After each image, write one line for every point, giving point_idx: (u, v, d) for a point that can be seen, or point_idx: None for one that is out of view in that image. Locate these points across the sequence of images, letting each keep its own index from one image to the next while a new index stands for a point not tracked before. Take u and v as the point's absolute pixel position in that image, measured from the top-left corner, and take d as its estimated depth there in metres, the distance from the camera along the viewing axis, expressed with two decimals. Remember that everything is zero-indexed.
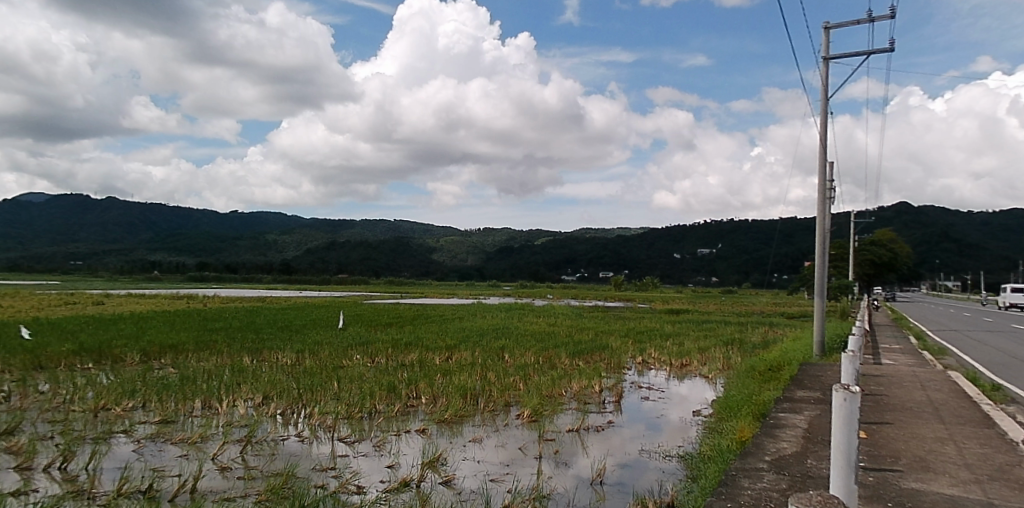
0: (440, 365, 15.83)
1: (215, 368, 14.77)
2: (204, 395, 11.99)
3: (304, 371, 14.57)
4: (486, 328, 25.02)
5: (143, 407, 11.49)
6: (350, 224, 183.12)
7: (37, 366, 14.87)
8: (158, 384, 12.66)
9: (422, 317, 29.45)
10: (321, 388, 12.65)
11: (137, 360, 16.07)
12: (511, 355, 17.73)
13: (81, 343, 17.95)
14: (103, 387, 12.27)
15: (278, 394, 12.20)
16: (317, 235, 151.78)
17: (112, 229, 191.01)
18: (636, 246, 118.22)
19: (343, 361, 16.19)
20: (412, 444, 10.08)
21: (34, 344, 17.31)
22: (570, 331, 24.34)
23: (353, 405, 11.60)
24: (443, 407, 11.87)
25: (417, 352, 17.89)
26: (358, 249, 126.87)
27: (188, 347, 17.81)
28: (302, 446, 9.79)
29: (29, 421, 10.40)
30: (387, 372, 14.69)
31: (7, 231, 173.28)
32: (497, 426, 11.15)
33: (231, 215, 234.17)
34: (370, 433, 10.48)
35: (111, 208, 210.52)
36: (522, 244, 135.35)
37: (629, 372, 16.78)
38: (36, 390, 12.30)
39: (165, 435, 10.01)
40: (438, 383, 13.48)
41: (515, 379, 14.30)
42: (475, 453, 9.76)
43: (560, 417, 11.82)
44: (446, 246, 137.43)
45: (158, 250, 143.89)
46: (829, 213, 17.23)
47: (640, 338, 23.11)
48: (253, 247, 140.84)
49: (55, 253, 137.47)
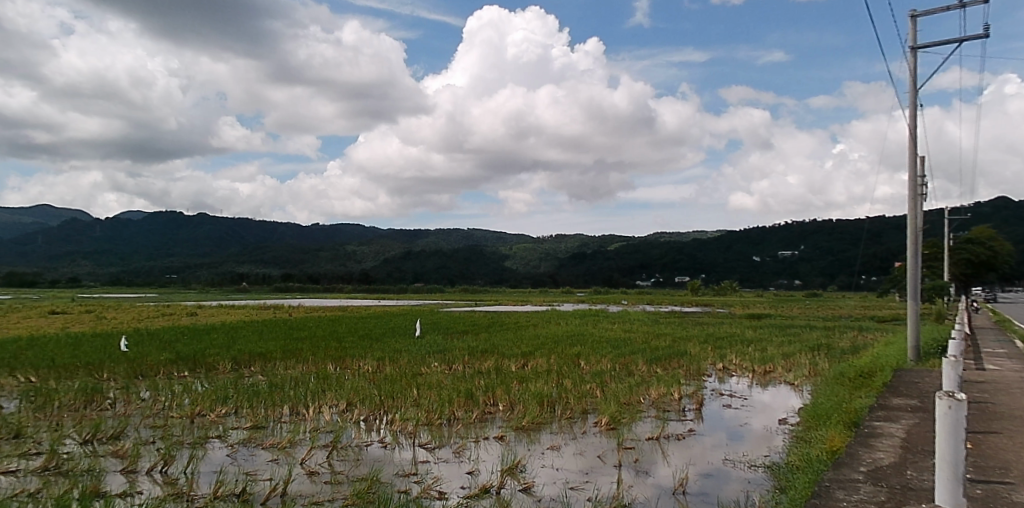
0: (517, 372, 15.87)
1: (301, 375, 15.30)
2: (291, 401, 12.43)
3: (384, 378, 14.89)
4: (562, 335, 24.95)
5: (236, 413, 12.00)
6: (425, 233, 186.73)
7: (138, 374, 15.74)
8: (249, 391, 13.19)
9: (498, 325, 29.70)
10: (402, 395, 12.89)
11: (229, 368, 16.77)
12: (588, 362, 17.61)
13: (177, 352, 18.89)
14: (199, 394, 12.88)
15: (360, 401, 12.49)
16: (393, 245, 155.34)
17: (203, 245, 200.97)
18: (714, 250, 115.59)
19: (422, 368, 16.50)
20: (490, 451, 10.13)
21: (136, 353, 18.33)
22: (646, 338, 23.96)
23: (432, 412, 11.74)
24: (521, 414, 11.88)
25: (494, 359, 18.04)
26: (433, 257, 129.12)
27: (275, 356, 18.48)
28: (385, 452, 9.98)
29: (133, 427, 11.00)
30: (464, 380, 14.82)
31: (109, 248, 185.09)
32: (576, 434, 11.08)
33: (313, 227, 242.62)
34: (450, 439, 10.60)
35: (202, 224, 221.84)
36: (596, 249, 134.48)
37: (709, 379, 16.39)
38: (138, 397, 13.02)
39: (256, 441, 10.41)
40: (514, 390, 13.51)
41: (593, 385, 14.19)
42: (553, 460, 9.72)
43: (639, 426, 11.62)
44: (519, 253, 137.98)
45: (245, 262, 150.56)
46: (920, 211, 16.36)
47: (720, 344, 22.44)
48: (333, 258, 145.43)
49: (153, 267, 145.95)
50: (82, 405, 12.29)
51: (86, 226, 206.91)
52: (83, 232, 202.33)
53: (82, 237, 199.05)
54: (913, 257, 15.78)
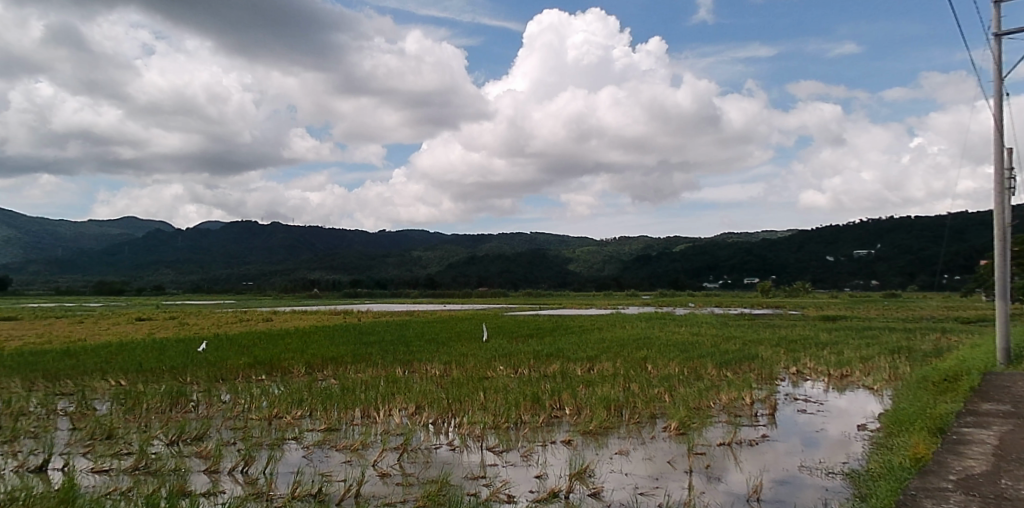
0: (584, 376, 15.84)
1: (371, 379, 15.65)
2: (363, 404, 12.74)
3: (452, 382, 15.08)
4: (628, 338, 24.61)
5: (311, 415, 12.38)
6: (488, 238, 188.27)
7: (219, 377, 16.44)
8: (323, 394, 13.59)
9: (562, 329, 29.56)
10: (468, 398, 13.03)
11: (303, 372, 17.31)
12: (655, 366, 17.38)
13: (255, 356, 19.65)
14: (276, 396, 13.37)
15: (429, 404, 12.68)
16: (458, 250, 156.97)
17: (275, 253, 208.02)
18: (784, 250, 112.36)
19: (488, 372, 16.61)
20: (558, 455, 10.12)
21: (217, 358, 19.15)
22: (715, 341, 23.42)
23: (499, 416, 11.82)
24: (588, 418, 11.83)
25: (559, 363, 18.00)
26: (497, 262, 129.86)
27: (346, 360, 18.99)
28: (454, 455, 10.13)
29: (216, 428, 11.52)
30: (530, 383, 14.88)
31: (189, 257, 193.69)
32: (644, 439, 10.97)
33: (379, 234, 247.81)
34: (518, 443, 10.65)
35: (275, 233, 229.64)
36: (661, 251, 132.52)
37: (782, 383, 15.95)
38: (219, 399, 13.61)
39: (330, 442, 10.74)
40: (581, 394, 13.46)
41: (661, 389, 13.98)
42: (621, 465, 9.65)
43: (710, 431, 11.39)
44: (582, 256, 137.32)
45: (316, 268, 155.01)
46: (1008, 206, 15.48)
47: (794, 347, 21.77)
48: (399, 264, 148.13)
49: (229, 275, 151.86)
50: (168, 407, 12.91)
51: (168, 236, 217.09)
52: (165, 242, 212.41)
53: (164, 246, 208.87)
54: (1000, 253, 14.98)
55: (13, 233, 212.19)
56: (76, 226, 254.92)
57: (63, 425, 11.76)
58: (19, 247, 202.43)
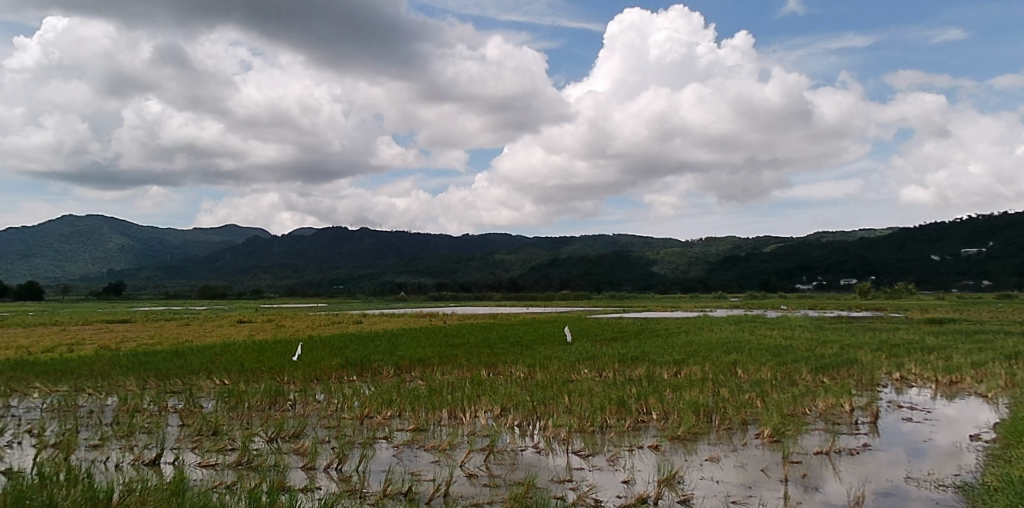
0: (671, 380, 15.52)
1: (457, 381, 15.90)
2: (449, 405, 12.92)
3: (536, 384, 15.13)
4: (717, 342, 23.90)
5: (400, 415, 12.67)
6: (571, 240, 187.81)
7: (313, 377, 17.13)
8: (411, 395, 13.90)
9: (648, 332, 29.04)
10: (554, 401, 12.99)
11: (392, 373, 17.77)
12: (745, 370, 16.85)
13: (347, 357, 20.34)
14: (368, 397, 13.77)
15: (514, 406, 12.75)
16: (540, 252, 157.27)
17: (364, 258, 214.66)
18: (884, 249, 107.02)
19: (572, 375, 16.54)
20: (645, 460, 9.97)
21: (312, 359, 19.93)
22: (810, 345, 22.41)
23: (584, 419, 11.73)
24: (676, 423, 11.59)
25: (645, 366, 17.71)
26: (580, 264, 129.43)
27: (433, 361, 19.34)
28: (540, 458, 10.13)
29: (311, 427, 11.98)
30: (616, 386, 14.75)
31: (284, 263, 202.68)
32: (735, 446, 10.64)
33: (464, 238, 251.75)
34: (603, 447, 10.54)
35: (364, 239, 237.11)
36: (750, 251, 128.44)
37: (884, 389, 15.14)
38: (314, 398, 14.17)
39: (419, 442, 10.96)
40: (668, 398, 13.19)
41: (752, 395, 13.54)
42: (712, 472, 9.40)
43: (805, 439, 10.92)
44: (667, 257, 134.81)
45: (403, 272, 158.94)
46: None
47: (897, 352, 20.56)
48: (483, 267, 149.87)
49: (321, 279, 157.88)
50: (268, 405, 13.55)
51: (265, 243, 227.86)
52: (262, 248, 222.92)
53: (262, 252, 219.36)
54: None
55: (127, 243, 227.82)
56: (182, 235, 271.26)
57: (173, 421, 12.52)
58: (132, 255, 217.40)
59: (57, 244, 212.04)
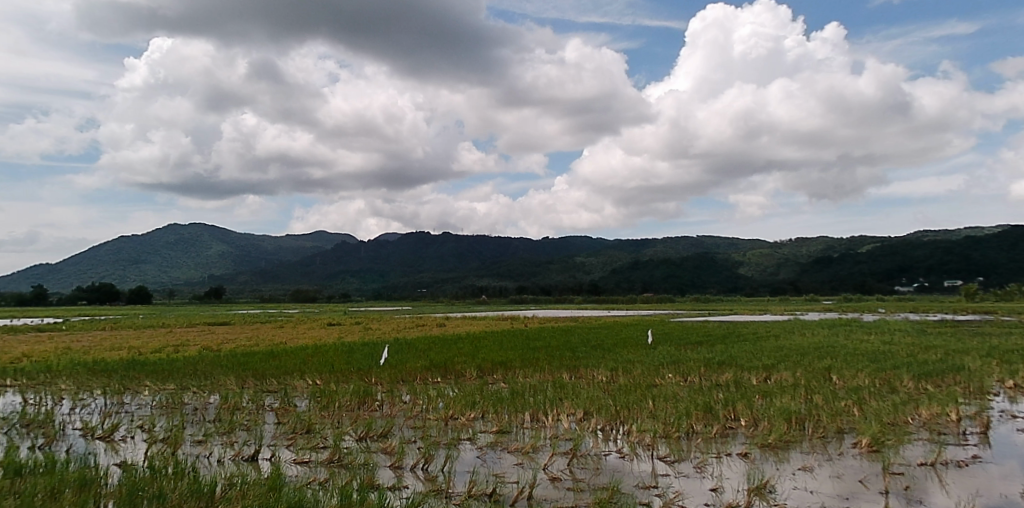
0: (760, 386, 15.01)
1: (538, 384, 15.93)
2: (532, 408, 12.95)
3: (619, 389, 14.95)
4: (809, 347, 22.88)
5: (483, 417, 12.80)
6: (653, 243, 184.97)
7: (399, 378, 17.56)
8: (493, 397, 14.03)
9: (735, 336, 28.14)
10: (637, 406, 12.83)
11: (475, 375, 17.98)
12: (841, 377, 16.09)
13: (431, 359, 20.74)
14: (452, 398, 13.98)
15: (597, 410, 12.65)
16: (621, 255, 155.39)
17: (447, 262, 218.20)
18: (993, 249, 100.65)
19: (656, 380, 16.26)
20: (734, 468, 9.70)
21: (398, 361, 20.44)
22: (912, 351, 21.14)
23: (669, 424, 11.51)
24: (766, 431, 11.20)
25: (733, 371, 17.17)
26: (662, 266, 127.32)
27: (515, 364, 19.44)
28: (624, 463, 10.01)
29: (398, 427, 12.27)
30: (702, 392, 14.40)
31: (370, 267, 208.78)
32: (831, 455, 10.19)
33: (544, 242, 252.29)
34: (690, 454, 10.31)
35: (446, 244, 241.30)
36: (844, 252, 122.76)
37: (996, 398, 14.12)
38: (401, 399, 14.50)
39: (502, 444, 11.05)
40: (758, 405, 12.79)
41: (848, 402, 12.93)
42: (806, 482, 9.04)
43: (908, 449, 10.33)
44: (754, 259, 130.58)
45: (484, 276, 160.71)
46: None
47: (1011, 358, 19.15)
48: (563, 270, 149.66)
49: (406, 283, 161.61)
50: (357, 406, 13.97)
51: (352, 249, 235.47)
52: (349, 253, 230.31)
53: (349, 257, 226.83)
54: None
55: (226, 249, 240.18)
56: (275, 241, 283.69)
57: (270, 419, 13.11)
58: (230, 261, 229.32)
59: (164, 251, 226.07)
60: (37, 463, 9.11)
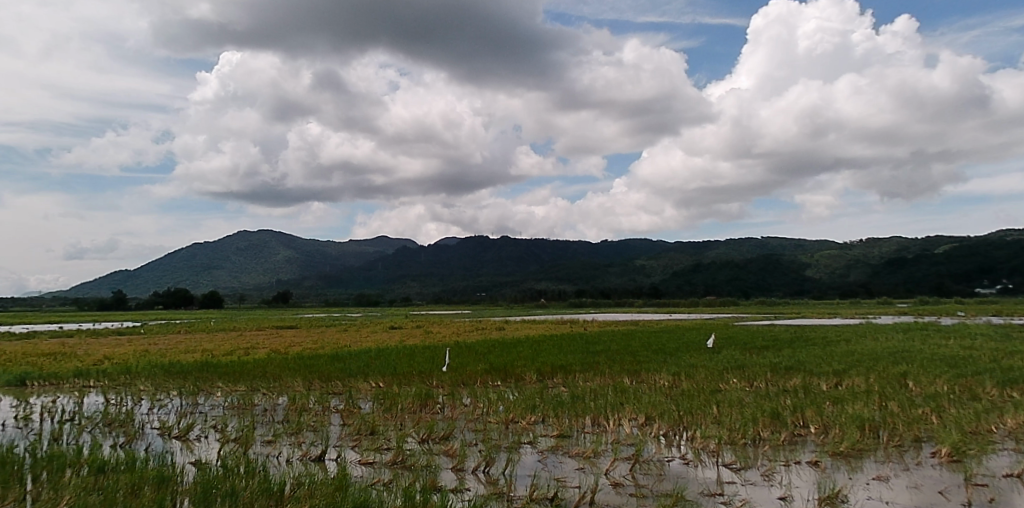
0: (831, 392, 14.49)
1: (599, 388, 15.81)
2: (593, 412, 12.84)
3: (681, 394, 14.68)
4: (882, 352, 21.97)
5: (544, 421, 12.77)
6: (715, 245, 181.26)
7: (460, 382, 17.66)
8: (554, 401, 13.98)
9: (804, 340, 27.22)
10: (701, 411, 12.54)
11: (535, 379, 17.96)
12: (917, 383, 15.37)
13: (491, 363, 20.84)
14: (512, 402, 14.01)
15: (660, 415, 12.46)
16: (683, 257, 152.87)
17: (506, 266, 219.21)
18: None
19: (720, 385, 15.92)
20: (804, 476, 9.40)
21: (459, 364, 20.64)
22: (995, 356, 20.01)
23: (735, 431, 11.24)
24: (838, 439, 10.82)
25: (801, 377, 16.66)
26: (725, 269, 124.62)
27: (574, 368, 19.33)
28: (688, 469, 9.84)
29: (459, 429, 12.37)
30: (768, 398, 14.00)
31: (431, 271, 211.38)
32: (908, 465, 9.74)
33: (603, 246, 250.62)
34: (756, 461, 10.04)
35: (505, 247, 242.34)
36: (919, 253, 117.77)
37: None
38: (461, 402, 14.62)
39: (564, 448, 11.00)
40: (828, 411, 12.36)
41: (926, 410, 12.36)
42: (881, 493, 8.68)
43: (992, 460, 9.79)
44: (822, 260, 126.55)
45: (543, 280, 160.61)
46: None
47: None
48: (623, 273, 148.27)
49: (465, 287, 162.92)
50: (419, 408, 14.16)
51: (412, 254, 239.05)
52: (410, 258, 233.74)
53: (410, 261, 230.28)
54: None
55: (292, 255, 247.20)
56: (339, 247, 290.43)
57: (335, 420, 13.42)
58: (296, 266, 235.86)
59: (234, 257, 234.24)
60: (119, 460, 9.56)
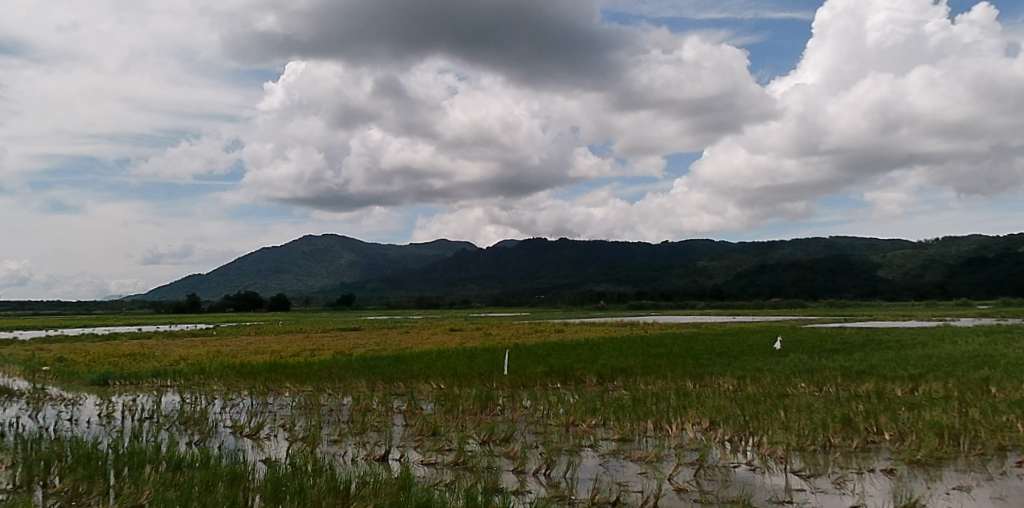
0: (906, 398, 13.90)
1: (661, 391, 15.60)
2: (655, 416, 12.66)
3: (747, 398, 14.34)
4: (963, 356, 20.95)
5: (605, 424, 12.66)
6: (780, 245, 176.38)
7: (520, 384, 17.70)
8: (614, 404, 13.86)
9: (876, 344, 26.19)
10: (768, 416, 12.23)
11: (595, 382, 17.86)
12: (1000, 389, 14.59)
13: (550, 365, 20.81)
14: (572, 405, 13.94)
15: (725, 420, 12.17)
16: (746, 258, 149.39)
17: (565, 268, 218.73)
18: None
19: (787, 389, 15.45)
20: (878, 485, 9.04)
21: (518, 366, 20.70)
22: None
23: (803, 437, 10.90)
24: (915, 446, 10.36)
25: (873, 382, 16.06)
26: (791, 270, 121.12)
27: (636, 371, 19.10)
28: (755, 476, 9.59)
29: (521, 431, 12.39)
30: (839, 403, 13.53)
31: (490, 274, 212.73)
32: (991, 475, 9.25)
33: (664, 247, 247.24)
34: (827, 468, 9.71)
35: (564, 250, 241.79)
36: (1002, 252, 111.83)
37: None
38: (521, 405, 14.65)
39: (625, 452, 10.88)
40: (903, 418, 11.86)
41: (1010, 417, 11.71)
42: (961, 503, 8.27)
43: None
44: (895, 260, 121.55)
45: (602, 282, 159.51)
46: None
47: None
48: (684, 275, 145.93)
49: (524, 289, 163.35)
50: (480, 409, 14.27)
51: (472, 257, 241.09)
52: (470, 261, 235.81)
53: (469, 264, 232.25)
54: None
55: (355, 259, 252.77)
56: (400, 250, 295.36)
57: (398, 421, 13.65)
58: (359, 270, 241.03)
59: (300, 261, 241.12)
60: (193, 457, 9.94)
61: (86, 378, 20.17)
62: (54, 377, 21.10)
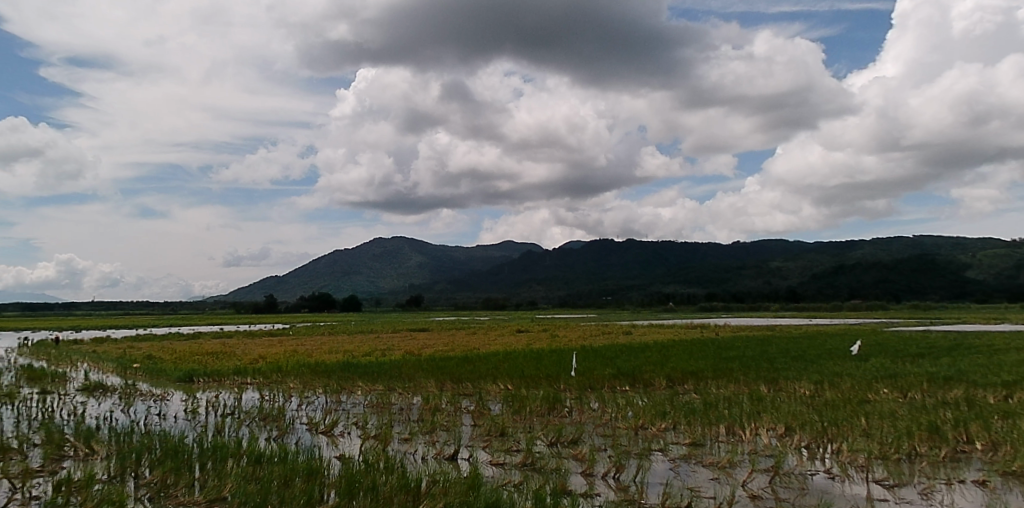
0: (999, 406, 13.11)
1: (734, 395, 15.22)
2: (728, 421, 12.36)
3: (825, 404, 13.81)
4: None
5: (675, 428, 12.45)
6: (860, 245, 169.51)
7: (588, 386, 17.59)
8: (685, 408, 13.60)
9: (966, 348, 24.82)
10: (848, 423, 11.74)
11: (665, 385, 17.58)
12: None
13: (618, 367, 20.58)
14: (641, 408, 13.75)
15: (801, 426, 11.75)
16: (823, 258, 144.26)
17: (633, 269, 216.38)
18: None
19: (868, 395, 14.84)
20: (969, 496, 8.56)
21: (586, 368, 20.55)
22: None
23: (886, 445, 10.43)
24: (1010, 457, 9.76)
25: (963, 388, 15.23)
26: (872, 270, 116.11)
27: (707, 375, 18.69)
28: (833, 484, 9.24)
29: (589, 433, 12.32)
30: (925, 410, 12.88)
31: (557, 275, 212.62)
32: None
33: (736, 248, 241.29)
34: (913, 478, 9.25)
35: (632, 251, 239.22)
36: None
37: None
38: (589, 407, 14.54)
39: (696, 457, 10.66)
40: (996, 427, 11.20)
41: None
42: None
43: None
44: (986, 260, 114.93)
45: (672, 283, 157.05)
46: None
47: None
48: (757, 276, 142.08)
49: (592, 290, 162.51)
50: (547, 411, 14.24)
51: (539, 259, 241.41)
52: (537, 263, 236.14)
53: (536, 265, 232.62)
54: None
55: (424, 261, 257.10)
56: (468, 252, 298.64)
57: (467, 420, 13.79)
58: (428, 271, 245.07)
59: (371, 263, 247.13)
60: (272, 452, 10.31)
61: (174, 375, 21.19)
62: (144, 373, 22.26)
